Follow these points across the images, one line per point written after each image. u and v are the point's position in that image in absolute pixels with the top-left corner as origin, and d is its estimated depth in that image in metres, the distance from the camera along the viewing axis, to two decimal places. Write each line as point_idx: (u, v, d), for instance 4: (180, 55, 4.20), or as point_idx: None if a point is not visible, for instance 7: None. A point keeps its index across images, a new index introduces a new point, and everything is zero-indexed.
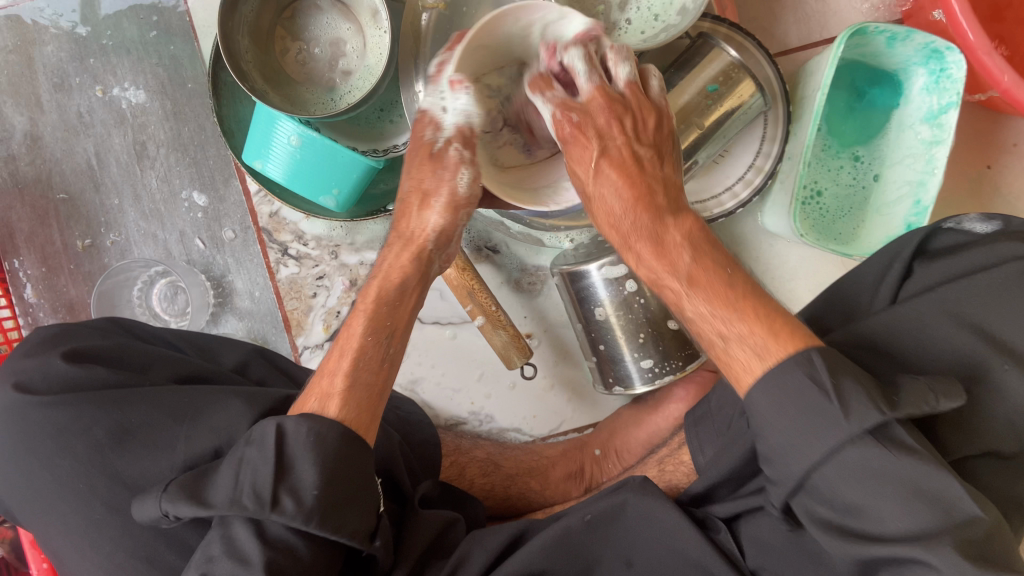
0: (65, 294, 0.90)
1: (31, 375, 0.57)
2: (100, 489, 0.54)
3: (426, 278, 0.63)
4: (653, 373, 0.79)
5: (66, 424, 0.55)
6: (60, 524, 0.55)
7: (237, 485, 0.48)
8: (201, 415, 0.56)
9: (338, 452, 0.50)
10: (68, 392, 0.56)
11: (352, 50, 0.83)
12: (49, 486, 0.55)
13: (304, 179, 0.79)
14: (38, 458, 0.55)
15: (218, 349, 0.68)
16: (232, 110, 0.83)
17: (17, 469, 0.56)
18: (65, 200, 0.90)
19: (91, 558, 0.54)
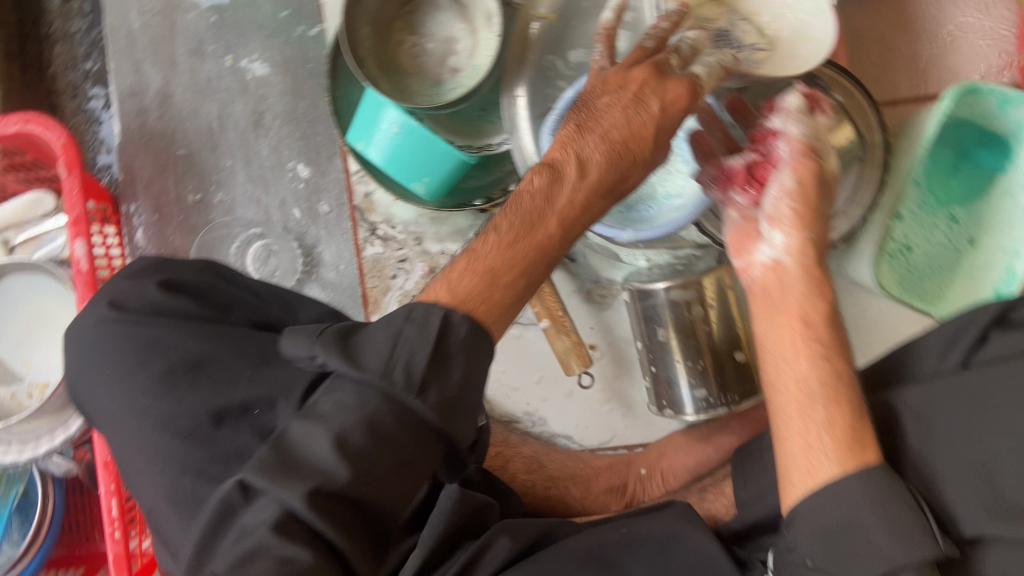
0: (171, 243, 0.95)
1: (129, 296, 0.64)
2: (159, 419, 0.58)
3: (587, 219, 0.61)
4: (707, 405, 0.79)
5: (156, 344, 0.61)
6: (131, 443, 0.59)
7: (392, 354, 0.48)
8: (269, 363, 0.61)
9: (470, 351, 0.50)
10: (156, 316, 0.63)
11: (464, 49, 0.87)
12: (121, 409, 0.60)
13: (400, 164, 0.85)
14: (118, 382, 0.61)
15: (299, 305, 0.71)
16: (344, 93, 0.88)
17: (100, 389, 0.61)
18: (185, 156, 0.96)
19: (146, 485, 0.58)
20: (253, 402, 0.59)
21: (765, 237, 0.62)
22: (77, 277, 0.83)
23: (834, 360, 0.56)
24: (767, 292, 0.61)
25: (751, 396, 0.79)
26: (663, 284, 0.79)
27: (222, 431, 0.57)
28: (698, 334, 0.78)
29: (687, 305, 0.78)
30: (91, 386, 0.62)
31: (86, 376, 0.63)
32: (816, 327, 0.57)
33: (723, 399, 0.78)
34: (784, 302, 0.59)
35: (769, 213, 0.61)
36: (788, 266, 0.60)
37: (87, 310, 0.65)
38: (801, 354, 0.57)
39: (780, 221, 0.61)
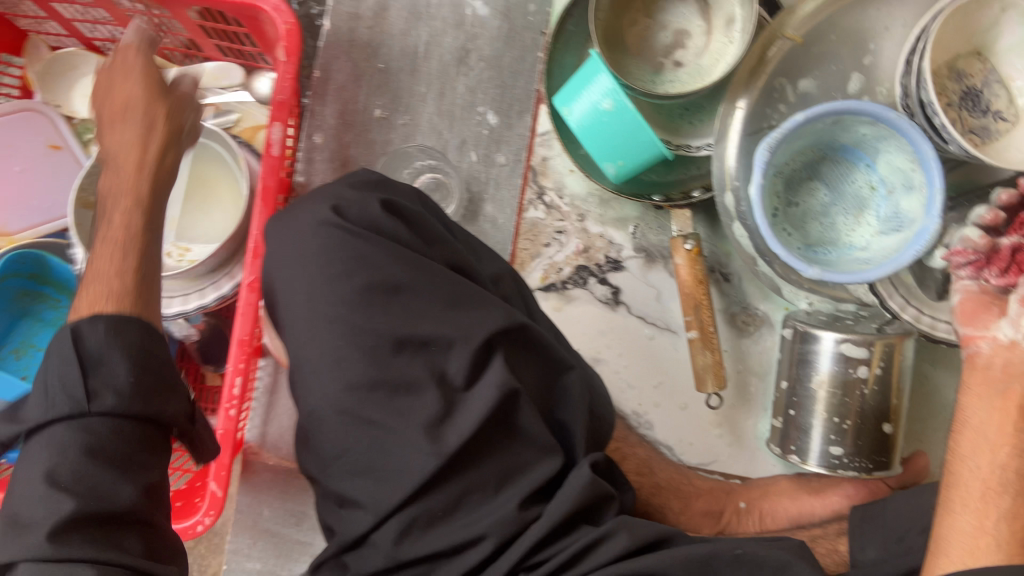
0: (345, 149, 0.96)
1: (351, 205, 0.65)
2: (353, 324, 0.61)
3: (147, 176, 0.67)
4: (837, 463, 0.80)
5: (364, 258, 0.62)
6: (314, 340, 0.61)
7: (49, 396, 0.52)
8: (460, 310, 0.64)
9: (138, 341, 0.57)
10: (373, 233, 0.64)
11: (693, 47, 0.87)
12: (320, 302, 0.62)
13: (600, 141, 0.85)
14: (323, 276, 0.62)
15: (484, 257, 0.72)
16: (560, 57, 0.88)
17: (303, 277, 0.63)
18: (383, 70, 0.96)
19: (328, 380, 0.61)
20: (434, 338, 0.62)
21: (1010, 317, 0.61)
22: (266, 160, 0.84)
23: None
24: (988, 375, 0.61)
25: (884, 467, 0.80)
26: (833, 334, 0.79)
27: (400, 358, 0.61)
28: (852, 394, 0.78)
29: (851, 363, 0.78)
30: (293, 279, 0.64)
31: (290, 268, 0.64)
32: None
33: (855, 461, 0.79)
34: (1005, 386, 0.60)
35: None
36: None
37: (305, 206, 0.66)
38: (1007, 441, 0.58)
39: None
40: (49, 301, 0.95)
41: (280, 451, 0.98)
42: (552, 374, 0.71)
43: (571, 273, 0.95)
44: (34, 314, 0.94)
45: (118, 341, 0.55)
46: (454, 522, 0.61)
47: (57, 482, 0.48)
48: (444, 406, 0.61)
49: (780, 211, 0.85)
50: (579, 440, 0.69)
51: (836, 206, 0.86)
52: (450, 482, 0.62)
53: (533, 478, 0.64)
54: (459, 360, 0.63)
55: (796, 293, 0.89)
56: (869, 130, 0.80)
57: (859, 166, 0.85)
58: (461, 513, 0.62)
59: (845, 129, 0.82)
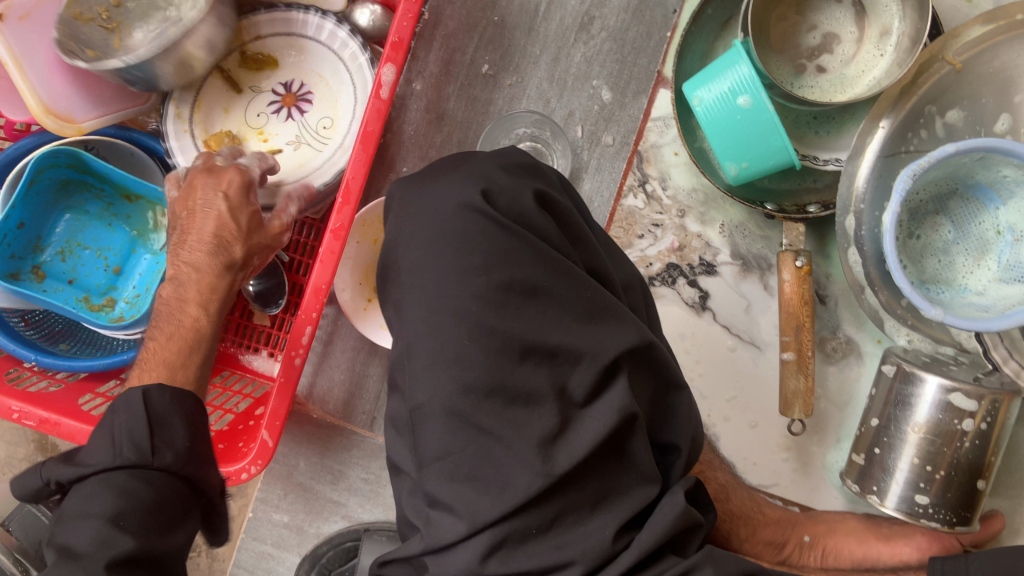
0: (443, 101, 0.90)
1: (501, 191, 0.59)
2: (482, 317, 0.56)
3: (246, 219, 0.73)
4: (919, 512, 0.77)
5: (502, 253, 0.57)
6: (436, 321, 0.57)
7: (57, 473, 0.58)
8: (596, 323, 0.59)
9: (191, 412, 0.62)
10: (518, 226, 0.59)
11: (840, 53, 0.82)
12: (446, 284, 0.57)
13: (726, 138, 0.80)
14: (455, 258, 0.58)
15: (616, 257, 0.66)
16: (693, 39, 0.83)
17: (433, 253, 0.59)
18: (497, 24, 0.90)
19: (445, 372, 0.56)
20: (564, 350, 0.57)
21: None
22: (372, 101, 0.78)
23: None
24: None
25: (965, 523, 0.77)
26: (939, 379, 0.76)
27: (522, 367, 0.56)
28: (951, 444, 0.75)
29: (956, 414, 0.75)
30: (420, 258, 0.59)
31: (420, 245, 0.59)
32: None
33: (938, 513, 0.76)
34: None
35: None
36: None
37: (445, 185, 0.61)
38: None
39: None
40: (91, 191, 0.88)
41: (326, 405, 0.93)
42: (664, 393, 0.67)
43: (660, 270, 0.91)
44: (80, 207, 0.87)
45: (179, 409, 0.61)
46: (546, 540, 0.58)
47: (106, 524, 0.53)
48: (561, 422, 0.57)
49: (901, 241, 0.81)
50: (680, 464, 0.66)
51: (958, 245, 0.82)
52: (548, 500, 0.58)
53: (630, 505, 0.61)
54: (582, 377, 0.58)
55: (898, 328, 0.84)
56: (1012, 173, 0.76)
57: (990, 207, 0.80)
58: (555, 533, 0.58)
59: (986, 167, 0.77)
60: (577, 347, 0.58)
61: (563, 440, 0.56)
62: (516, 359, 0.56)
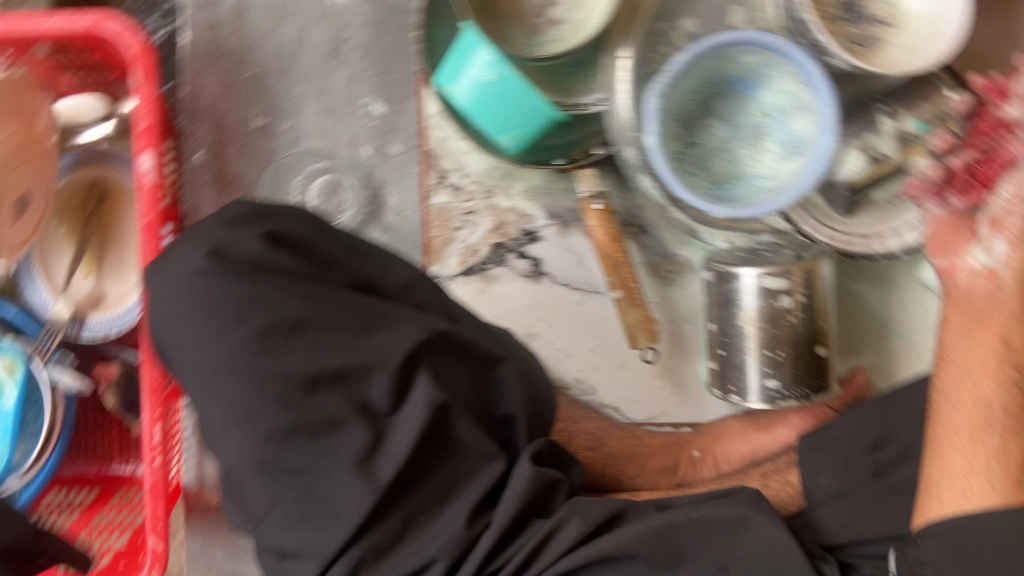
0: (224, 163, 0.92)
1: (230, 245, 0.60)
2: (252, 366, 0.57)
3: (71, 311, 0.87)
4: (775, 395, 0.80)
5: (253, 301, 0.58)
6: (217, 386, 0.57)
7: None
8: (374, 332, 0.61)
9: None
10: (261, 271, 0.60)
11: (567, 1, 0.84)
12: (211, 350, 0.58)
13: (490, 113, 0.82)
14: (211, 323, 0.58)
15: (389, 264, 0.69)
16: (435, 32, 0.85)
17: (189, 326, 0.59)
18: (253, 77, 0.91)
19: (238, 433, 0.56)
20: (349, 369, 0.59)
21: (981, 240, 0.67)
22: (142, 192, 0.80)
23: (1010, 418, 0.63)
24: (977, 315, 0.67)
25: (822, 390, 0.80)
26: (751, 269, 0.78)
27: (314, 397, 0.57)
28: (780, 323, 0.78)
29: (774, 295, 0.78)
30: (181, 336, 0.59)
31: (177, 322, 0.59)
32: (1012, 349, 0.65)
33: (792, 392, 0.80)
34: (987, 317, 0.66)
35: (996, 214, 0.66)
36: (1002, 278, 0.66)
37: (180, 257, 0.61)
38: (990, 377, 0.65)
39: (1004, 228, 0.66)
40: None
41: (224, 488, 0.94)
42: (482, 370, 0.69)
43: (488, 253, 0.93)
44: None
45: None
46: (404, 548, 0.59)
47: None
48: (373, 435, 0.58)
49: (682, 152, 0.84)
50: (522, 431, 0.68)
51: (735, 139, 0.85)
52: (393, 509, 0.59)
53: (477, 486, 0.63)
54: (377, 385, 0.60)
55: (713, 233, 0.88)
56: (754, 54, 0.80)
57: (747, 95, 0.84)
58: (410, 539, 0.60)
59: (730, 61, 0.81)
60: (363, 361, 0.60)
61: (379, 453, 0.58)
62: (304, 394, 0.57)
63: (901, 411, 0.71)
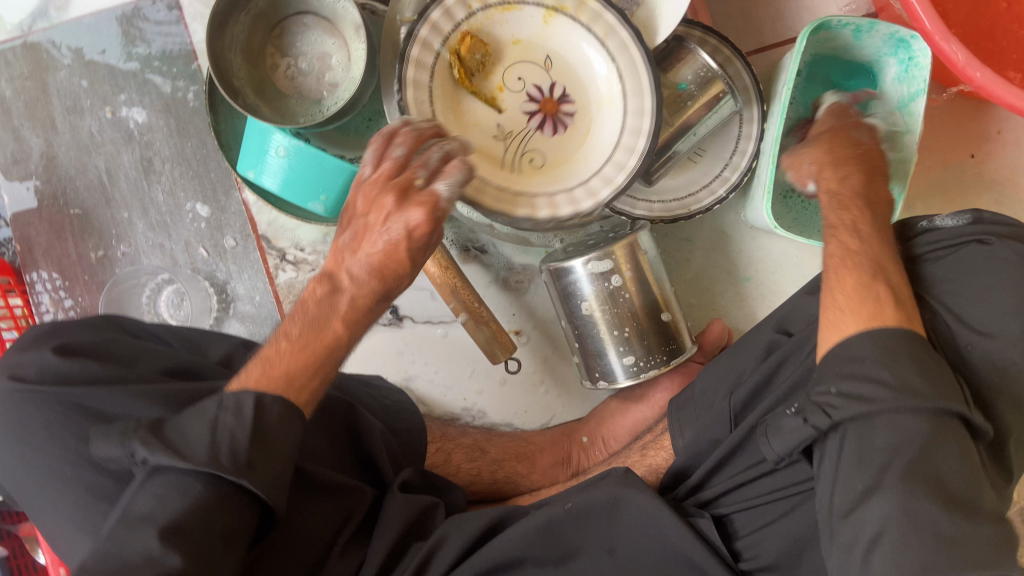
0: (81, 303, 0.95)
1: (29, 367, 0.60)
2: (84, 476, 0.56)
3: None
4: (637, 368, 0.81)
5: (63, 416, 0.58)
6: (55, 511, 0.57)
7: None
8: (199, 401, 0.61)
9: None
10: (61, 384, 0.59)
11: (338, 63, 0.88)
12: (41, 471, 0.58)
13: (293, 187, 0.85)
14: (30, 446, 0.58)
15: (204, 342, 0.73)
16: (229, 125, 0.89)
17: (17, 458, 0.59)
18: (80, 214, 0.95)
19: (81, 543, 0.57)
20: None
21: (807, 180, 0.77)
22: None
23: (884, 320, 0.58)
24: (845, 241, 0.66)
25: (678, 352, 0.82)
26: (579, 259, 0.80)
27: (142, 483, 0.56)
28: (619, 302, 0.80)
29: (605, 277, 0.80)
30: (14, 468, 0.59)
31: (6, 456, 0.59)
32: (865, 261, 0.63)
33: (651, 360, 0.81)
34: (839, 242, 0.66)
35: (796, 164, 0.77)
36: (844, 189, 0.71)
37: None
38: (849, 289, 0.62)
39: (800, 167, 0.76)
40: None
41: None
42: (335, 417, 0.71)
43: None
44: None
45: None
46: None
47: None
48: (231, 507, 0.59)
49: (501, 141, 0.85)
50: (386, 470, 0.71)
51: None
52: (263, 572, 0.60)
53: (351, 531, 0.67)
54: None
55: (546, 237, 0.91)
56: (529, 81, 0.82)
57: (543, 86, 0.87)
58: None
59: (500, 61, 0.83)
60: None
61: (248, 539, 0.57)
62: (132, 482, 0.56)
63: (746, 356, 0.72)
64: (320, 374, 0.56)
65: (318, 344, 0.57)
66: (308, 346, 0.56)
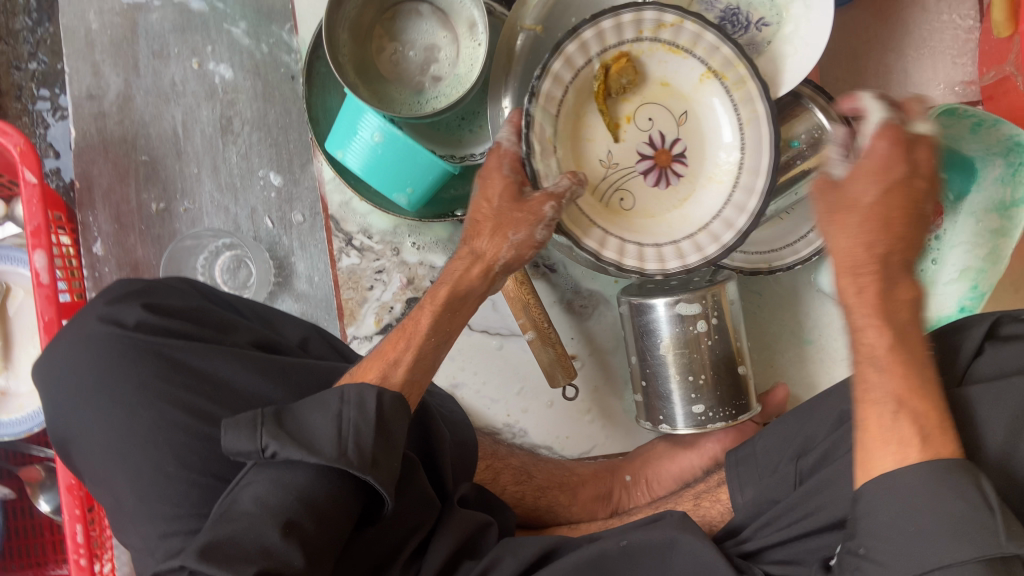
0: (132, 253, 0.92)
1: (128, 318, 0.62)
2: (174, 440, 0.57)
3: None
4: (704, 418, 0.81)
5: (158, 371, 0.59)
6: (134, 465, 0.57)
7: None
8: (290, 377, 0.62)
9: None
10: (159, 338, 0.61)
11: (445, 58, 0.86)
12: (124, 424, 0.58)
13: (381, 174, 0.83)
14: (115, 396, 0.59)
15: (280, 323, 0.71)
16: (320, 99, 0.86)
17: (99, 409, 0.59)
18: (147, 162, 0.92)
19: (149, 512, 0.56)
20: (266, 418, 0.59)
21: None
22: (37, 290, 0.79)
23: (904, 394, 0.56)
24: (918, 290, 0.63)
25: (745, 410, 0.82)
26: (664, 299, 0.79)
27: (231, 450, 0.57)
28: (701, 347, 0.80)
29: (690, 321, 0.79)
30: (90, 419, 0.59)
31: (87, 405, 0.60)
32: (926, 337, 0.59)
33: (718, 412, 0.81)
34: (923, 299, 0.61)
35: None
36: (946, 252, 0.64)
37: (73, 347, 0.62)
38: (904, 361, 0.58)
39: None
40: None
41: None
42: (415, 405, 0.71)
43: (403, 308, 0.93)
44: None
45: None
46: None
47: None
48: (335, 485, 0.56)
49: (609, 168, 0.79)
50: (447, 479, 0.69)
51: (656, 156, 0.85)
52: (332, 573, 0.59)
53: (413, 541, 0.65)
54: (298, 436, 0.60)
55: None
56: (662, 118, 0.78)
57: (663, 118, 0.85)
58: None
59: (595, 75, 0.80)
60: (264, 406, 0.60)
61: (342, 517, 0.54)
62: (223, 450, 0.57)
63: (820, 420, 0.70)
64: (421, 369, 0.63)
65: (420, 342, 0.63)
66: (411, 342, 0.63)
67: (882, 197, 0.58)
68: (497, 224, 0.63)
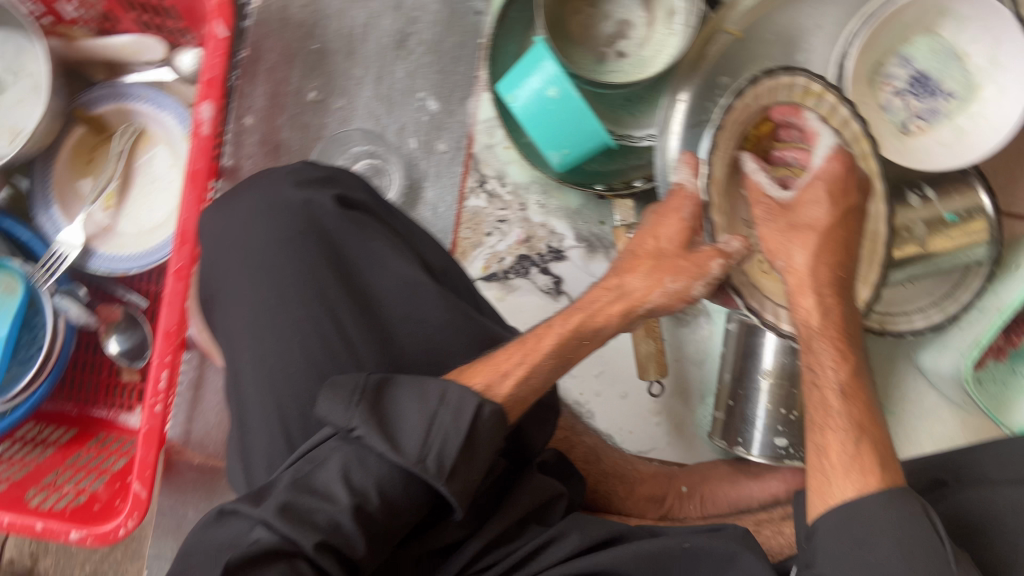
0: (277, 133, 0.93)
1: (306, 206, 0.63)
2: (309, 342, 0.59)
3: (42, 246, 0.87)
4: (782, 454, 0.82)
5: (308, 276, 0.61)
6: (260, 346, 0.60)
7: None
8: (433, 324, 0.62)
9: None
10: (325, 239, 0.62)
11: (636, 37, 0.88)
12: (266, 307, 0.60)
13: (544, 128, 0.83)
14: (267, 277, 0.61)
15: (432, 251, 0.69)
16: (503, 41, 0.87)
17: (251, 281, 0.62)
18: (317, 51, 0.93)
19: (264, 391, 0.59)
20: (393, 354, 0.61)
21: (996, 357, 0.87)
22: (195, 139, 0.80)
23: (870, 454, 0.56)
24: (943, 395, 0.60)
25: None
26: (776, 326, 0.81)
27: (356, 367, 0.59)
28: (798, 384, 0.82)
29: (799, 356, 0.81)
30: (241, 285, 0.62)
31: (243, 273, 0.62)
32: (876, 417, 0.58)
33: (798, 452, 0.82)
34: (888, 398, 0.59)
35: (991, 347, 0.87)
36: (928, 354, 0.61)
37: (252, 208, 0.63)
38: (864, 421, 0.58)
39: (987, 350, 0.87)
40: None
41: (206, 449, 0.95)
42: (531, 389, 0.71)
43: (513, 263, 0.93)
44: None
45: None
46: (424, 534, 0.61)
47: None
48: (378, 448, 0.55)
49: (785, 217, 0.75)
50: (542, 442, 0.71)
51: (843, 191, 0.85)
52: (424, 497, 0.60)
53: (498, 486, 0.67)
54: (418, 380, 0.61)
55: None
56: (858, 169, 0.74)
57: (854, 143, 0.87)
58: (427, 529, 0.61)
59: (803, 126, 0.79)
60: (394, 347, 0.61)
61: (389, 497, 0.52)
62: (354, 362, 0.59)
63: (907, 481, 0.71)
64: (528, 390, 0.58)
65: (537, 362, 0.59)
66: (524, 361, 0.58)
67: (833, 218, 0.60)
68: (655, 267, 0.64)
